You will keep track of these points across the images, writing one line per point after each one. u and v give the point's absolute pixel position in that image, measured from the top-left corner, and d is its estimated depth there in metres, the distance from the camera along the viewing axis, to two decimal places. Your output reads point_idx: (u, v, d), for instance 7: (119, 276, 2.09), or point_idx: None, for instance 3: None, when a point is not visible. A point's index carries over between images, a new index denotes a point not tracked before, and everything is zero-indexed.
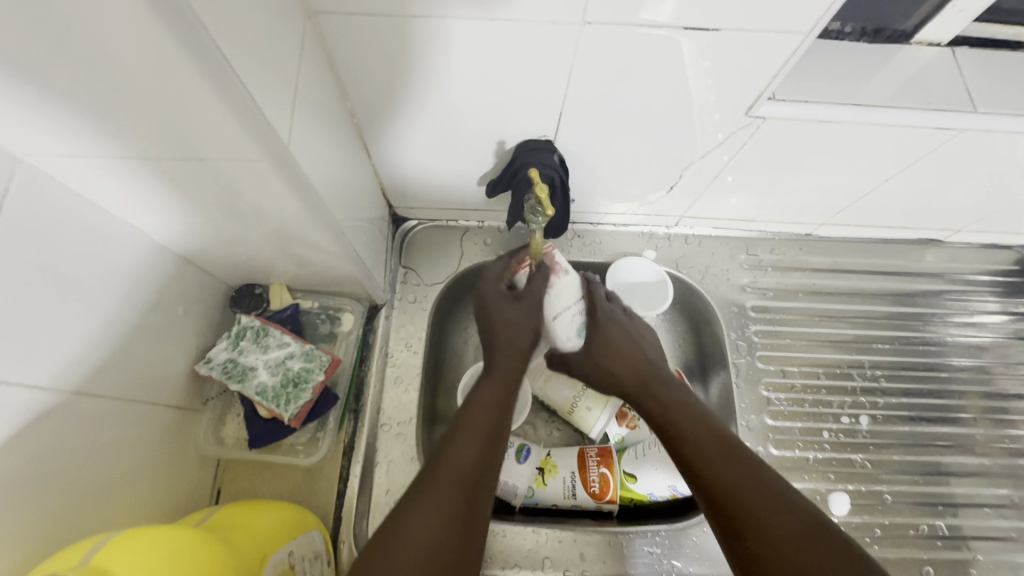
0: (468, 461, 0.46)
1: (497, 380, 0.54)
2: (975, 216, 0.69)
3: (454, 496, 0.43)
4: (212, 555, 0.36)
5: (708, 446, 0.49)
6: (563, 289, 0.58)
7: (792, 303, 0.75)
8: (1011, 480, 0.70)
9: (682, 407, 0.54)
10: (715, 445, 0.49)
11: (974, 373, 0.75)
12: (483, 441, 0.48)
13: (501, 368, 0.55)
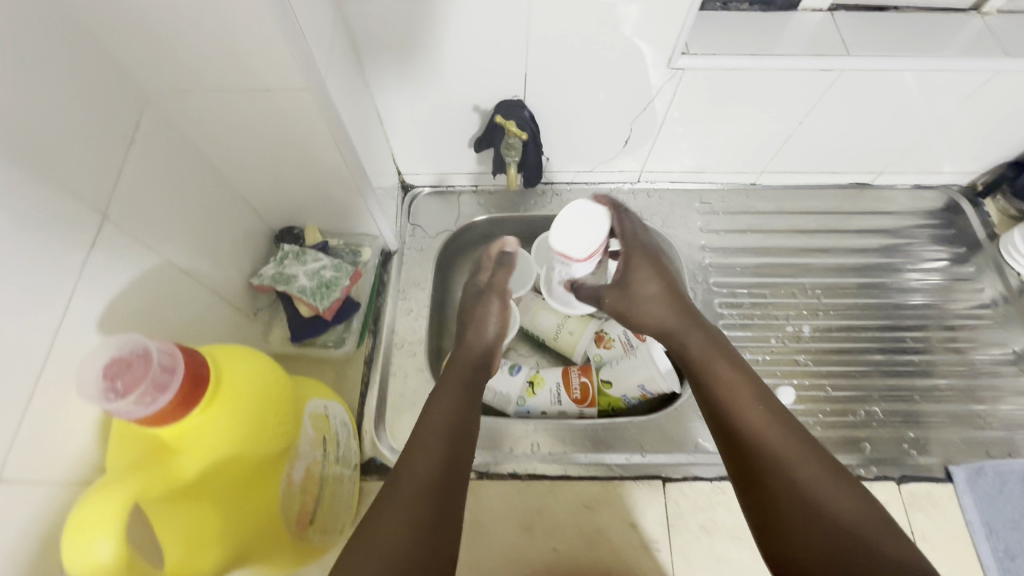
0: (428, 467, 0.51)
1: (451, 391, 0.59)
2: (888, 154, 0.83)
3: (419, 501, 0.48)
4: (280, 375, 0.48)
5: (769, 425, 0.54)
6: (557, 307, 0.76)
7: (744, 239, 0.87)
8: (948, 376, 0.78)
9: (739, 389, 0.57)
10: (790, 444, 0.53)
11: (910, 289, 0.85)
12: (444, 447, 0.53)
13: (453, 380, 0.61)
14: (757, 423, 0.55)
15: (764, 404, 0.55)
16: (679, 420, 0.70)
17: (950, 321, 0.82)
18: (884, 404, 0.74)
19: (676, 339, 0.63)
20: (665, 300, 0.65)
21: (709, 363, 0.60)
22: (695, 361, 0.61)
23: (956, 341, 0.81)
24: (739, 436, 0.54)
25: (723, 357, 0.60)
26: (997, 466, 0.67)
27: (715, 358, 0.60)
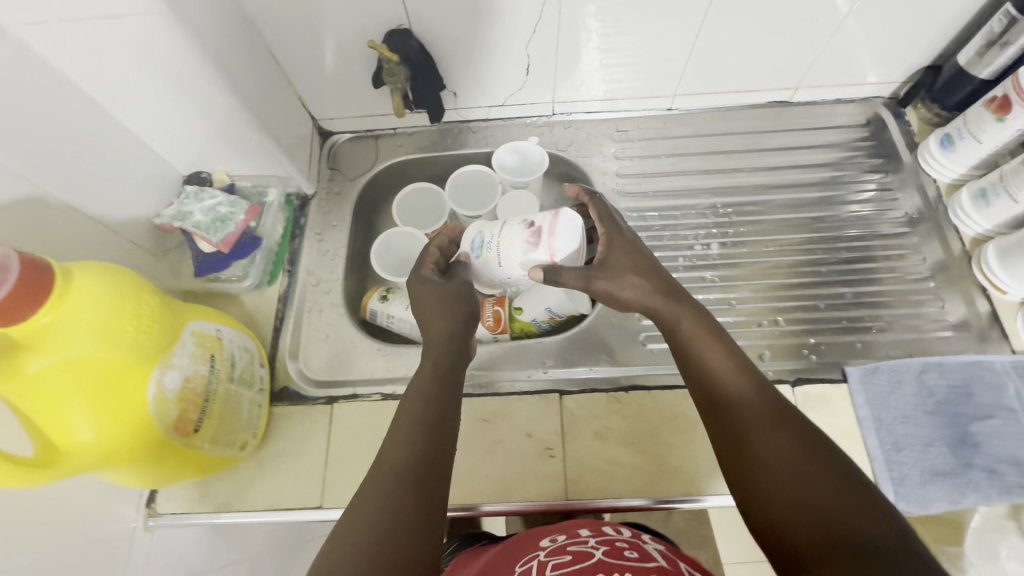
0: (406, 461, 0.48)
1: (419, 383, 0.56)
2: (799, 66, 0.81)
3: (400, 495, 0.46)
4: (145, 309, 0.50)
5: (753, 404, 0.48)
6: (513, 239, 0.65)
7: (659, 164, 0.87)
8: (858, 285, 0.78)
9: (717, 364, 0.52)
10: (773, 418, 0.47)
11: (826, 203, 0.84)
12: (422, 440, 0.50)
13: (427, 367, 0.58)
14: (738, 400, 0.49)
15: (751, 385, 0.50)
16: (582, 340, 0.73)
17: (864, 233, 0.82)
18: (787, 315, 0.76)
19: (663, 318, 0.57)
20: (645, 279, 0.59)
21: (690, 343, 0.54)
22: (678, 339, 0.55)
23: (869, 250, 0.80)
24: (716, 423, 0.50)
25: (702, 328, 0.54)
26: (892, 364, 0.68)
27: (697, 334, 0.54)
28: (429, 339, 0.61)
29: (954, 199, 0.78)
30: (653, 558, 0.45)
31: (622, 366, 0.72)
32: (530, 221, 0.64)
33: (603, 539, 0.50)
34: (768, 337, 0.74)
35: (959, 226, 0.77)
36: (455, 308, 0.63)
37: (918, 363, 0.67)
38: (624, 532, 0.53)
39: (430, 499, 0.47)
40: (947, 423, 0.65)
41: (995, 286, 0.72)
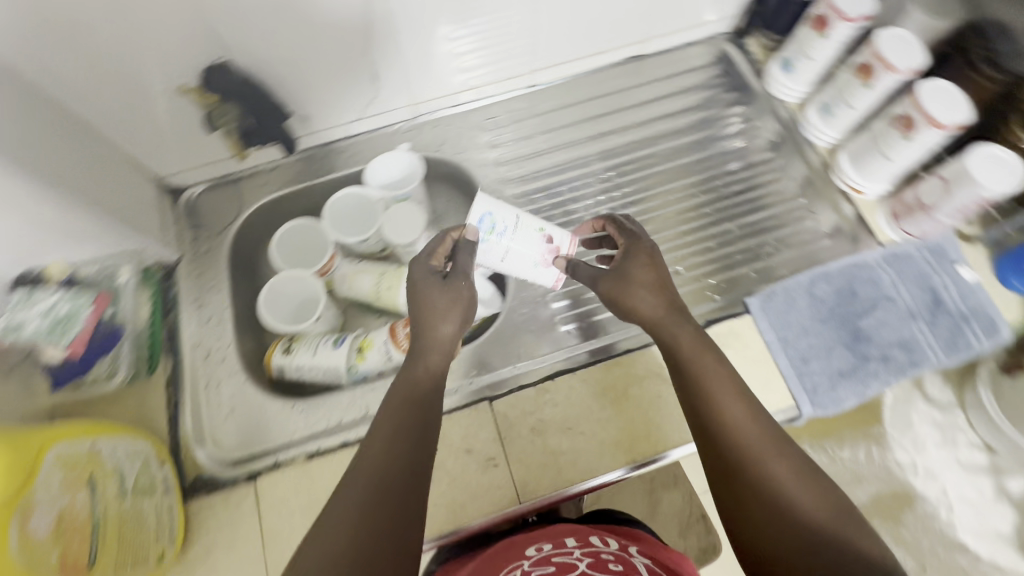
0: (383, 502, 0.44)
1: (400, 406, 0.51)
2: (638, 20, 0.83)
3: (370, 543, 0.42)
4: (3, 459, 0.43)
5: (751, 429, 0.48)
6: (530, 246, 0.65)
7: (535, 143, 0.86)
8: (742, 217, 0.82)
9: (721, 381, 0.51)
10: (771, 445, 0.48)
11: (697, 145, 0.87)
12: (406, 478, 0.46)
13: (401, 390, 0.52)
14: (737, 421, 0.49)
15: (751, 412, 0.49)
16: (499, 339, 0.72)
17: (739, 166, 0.85)
18: (686, 262, 0.78)
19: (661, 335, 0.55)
20: (654, 293, 0.56)
21: (695, 362, 0.52)
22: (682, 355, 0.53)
23: (745, 180, 0.84)
24: (729, 445, 0.48)
25: (708, 353, 0.53)
26: (784, 285, 0.72)
27: (703, 355, 0.53)
28: (412, 363, 0.54)
29: (803, 116, 0.82)
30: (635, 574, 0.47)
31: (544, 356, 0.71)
32: (548, 235, 0.66)
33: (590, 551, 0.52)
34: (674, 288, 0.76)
35: (812, 140, 0.82)
36: (462, 305, 0.57)
37: (805, 278, 0.72)
38: (612, 544, 0.54)
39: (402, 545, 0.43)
40: (839, 325, 0.70)
41: (853, 188, 0.77)
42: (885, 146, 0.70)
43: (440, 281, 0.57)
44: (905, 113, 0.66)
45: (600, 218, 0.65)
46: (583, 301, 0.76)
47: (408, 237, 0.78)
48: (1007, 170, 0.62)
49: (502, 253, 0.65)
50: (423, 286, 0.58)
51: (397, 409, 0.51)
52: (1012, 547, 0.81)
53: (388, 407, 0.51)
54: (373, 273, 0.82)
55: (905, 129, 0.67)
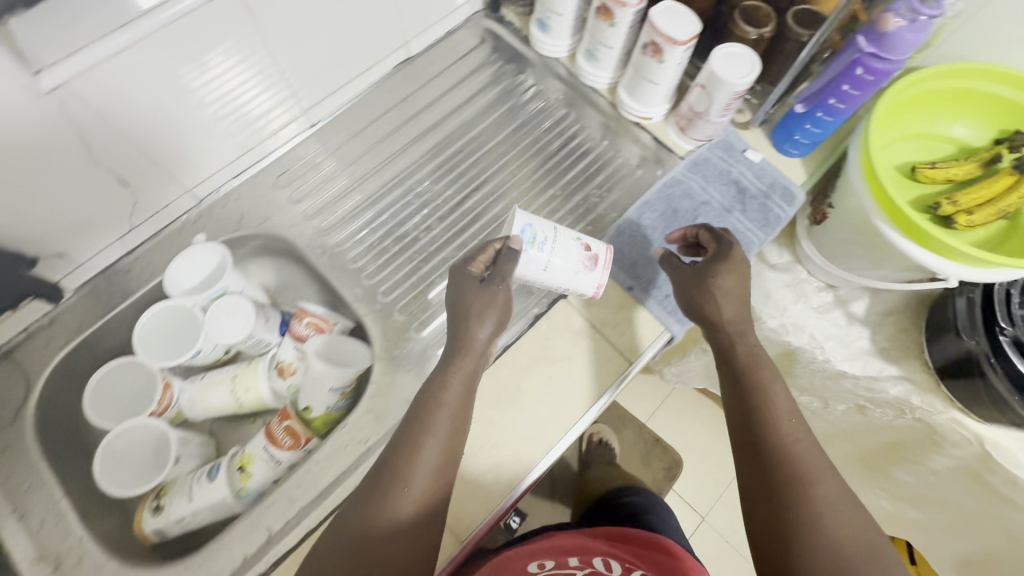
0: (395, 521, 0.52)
1: (437, 429, 0.56)
2: (390, 25, 0.80)
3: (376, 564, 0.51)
4: None
5: (816, 457, 0.56)
6: (568, 256, 0.67)
7: (342, 183, 0.82)
8: (560, 179, 0.84)
9: (782, 405, 0.60)
10: (825, 467, 0.56)
11: (494, 127, 0.88)
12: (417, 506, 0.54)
13: (446, 408, 0.58)
14: (801, 447, 0.57)
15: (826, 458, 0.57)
16: (380, 395, 0.69)
17: (538, 133, 0.87)
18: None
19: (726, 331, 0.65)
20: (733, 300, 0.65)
21: (757, 380, 0.62)
22: (745, 374, 0.62)
23: (548, 145, 0.87)
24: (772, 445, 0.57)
25: (790, 403, 0.60)
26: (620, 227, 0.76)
27: (775, 390, 0.61)
28: (450, 392, 0.59)
29: (577, 67, 0.85)
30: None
31: None
32: (587, 245, 0.69)
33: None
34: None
35: (592, 86, 0.85)
36: (498, 307, 0.63)
37: (633, 214, 0.76)
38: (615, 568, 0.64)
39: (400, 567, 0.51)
40: (675, 243, 0.75)
41: (642, 117, 0.81)
42: (648, 73, 0.75)
43: (478, 284, 0.63)
44: (650, 40, 0.71)
45: (691, 227, 0.70)
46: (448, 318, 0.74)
47: (238, 332, 0.69)
48: (746, 63, 0.69)
49: (556, 258, 0.67)
50: (463, 292, 0.64)
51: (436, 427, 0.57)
52: (875, 356, 0.95)
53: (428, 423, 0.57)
54: (223, 382, 0.73)
55: (656, 54, 0.71)
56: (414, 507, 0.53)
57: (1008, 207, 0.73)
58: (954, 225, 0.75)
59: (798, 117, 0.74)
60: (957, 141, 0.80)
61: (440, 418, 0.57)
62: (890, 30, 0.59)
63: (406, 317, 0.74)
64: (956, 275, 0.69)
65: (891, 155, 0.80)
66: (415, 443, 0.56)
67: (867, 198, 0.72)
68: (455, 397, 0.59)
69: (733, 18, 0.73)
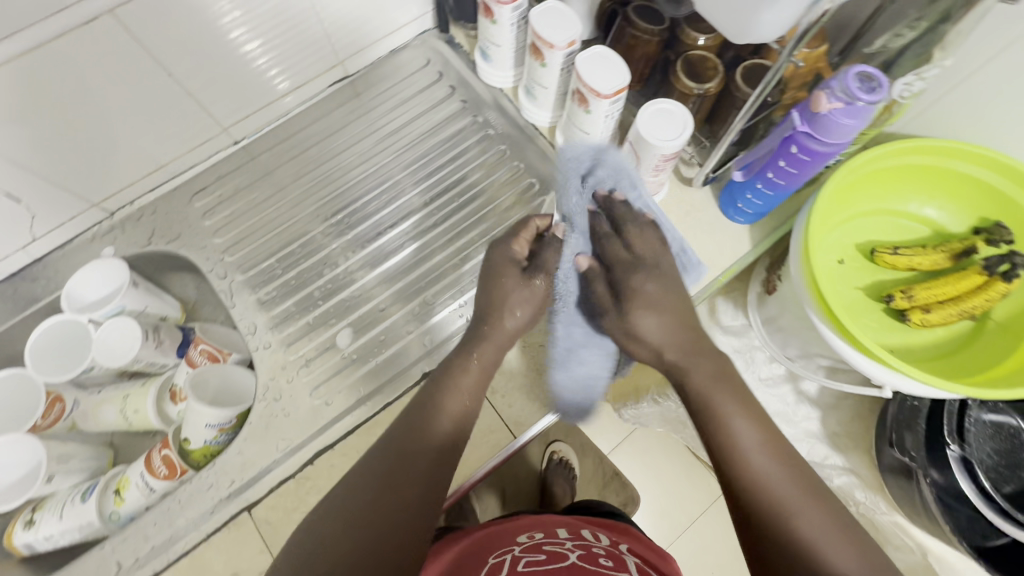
0: (397, 465, 0.51)
1: (459, 397, 0.57)
2: (319, 45, 0.75)
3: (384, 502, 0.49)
4: None
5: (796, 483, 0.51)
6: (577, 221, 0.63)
7: (260, 206, 0.80)
8: (484, 222, 0.79)
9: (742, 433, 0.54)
10: (802, 485, 0.51)
11: (425, 158, 0.83)
12: (435, 466, 0.52)
13: (467, 385, 0.58)
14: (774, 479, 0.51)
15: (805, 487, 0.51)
16: (250, 438, 0.66)
17: (469, 169, 0.82)
18: (439, 286, 0.75)
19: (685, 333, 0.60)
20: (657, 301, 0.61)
21: (718, 413, 0.55)
22: (696, 402, 0.57)
23: (477, 182, 0.81)
24: (750, 483, 0.51)
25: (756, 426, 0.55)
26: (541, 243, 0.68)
27: (733, 414, 0.55)
28: (471, 372, 0.59)
29: (518, 102, 0.79)
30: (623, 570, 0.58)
31: (305, 438, 0.66)
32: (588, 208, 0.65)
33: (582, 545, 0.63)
34: (430, 319, 0.73)
35: (533, 124, 0.78)
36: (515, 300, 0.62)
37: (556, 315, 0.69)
38: (603, 540, 0.66)
39: (422, 504, 0.50)
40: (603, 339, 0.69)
41: None
42: (579, 122, 0.68)
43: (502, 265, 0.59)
44: (576, 88, 0.64)
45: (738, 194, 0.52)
46: (337, 362, 0.71)
47: (126, 355, 0.69)
48: (676, 123, 0.62)
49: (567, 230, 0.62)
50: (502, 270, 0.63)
51: (455, 398, 0.58)
52: (822, 441, 0.86)
53: (450, 391, 0.58)
54: (114, 400, 0.73)
55: (582, 104, 0.65)
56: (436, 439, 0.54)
57: (970, 309, 0.64)
58: (908, 321, 0.67)
59: (739, 185, 0.67)
60: (931, 223, 0.70)
61: (456, 397, 0.57)
62: (822, 111, 0.51)
63: (295, 356, 0.71)
64: (891, 384, 0.61)
65: (854, 232, 0.71)
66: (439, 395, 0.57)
67: (803, 288, 0.65)
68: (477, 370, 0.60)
69: (675, 67, 0.66)
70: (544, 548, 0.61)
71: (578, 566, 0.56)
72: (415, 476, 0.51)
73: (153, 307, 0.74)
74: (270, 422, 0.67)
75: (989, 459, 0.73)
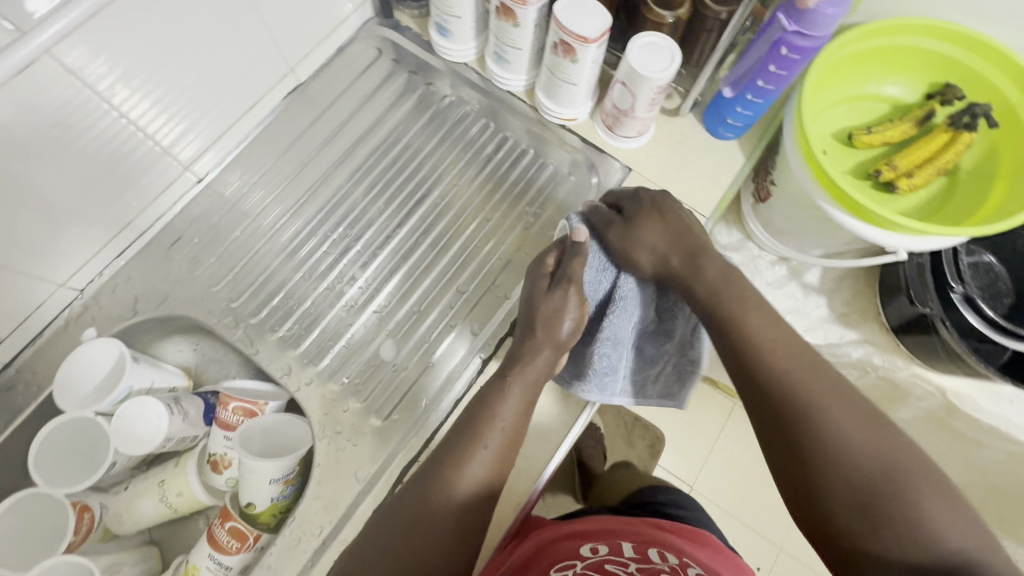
0: (427, 501, 0.53)
1: (505, 435, 0.56)
2: (266, 54, 0.69)
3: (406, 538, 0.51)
4: None
5: (820, 378, 0.52)
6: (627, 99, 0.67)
7: (247, 242, 0.72)
8: (489, 199, 0.77)
9: (750, 342, 0.55)
10: (828, 383, 0.52)
11: (407, 150, 0.79)
12: (468, 505, 0.53)
13: (507, 415, 0.57)
14: (799, 376, 0.52)
15: (823, 381, 0.52)
16: (324, 480, 0.62)
17: (456, 151, 0.79)
18: (465, 274, 0.72)
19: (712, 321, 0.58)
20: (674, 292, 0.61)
21: (729, 314, 0.57)
22: (708, 307, 0.58)
23: (469, 162, 0.79)
24: (783, 393, 0.52)
25: (773, 331, 0.55)
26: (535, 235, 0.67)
27: (747, 321, 0.56)
28: (507, 395, 0.58)
29: (488, 72, 0.77)
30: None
31: (381, 463, 0.63)
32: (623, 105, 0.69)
33: (644, 567, 0.54)
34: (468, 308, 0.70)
35: (508, 91, 0.77)
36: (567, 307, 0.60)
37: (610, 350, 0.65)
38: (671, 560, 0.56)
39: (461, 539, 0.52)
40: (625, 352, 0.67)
41: (567, 118, 0.75)
42: (564, 74, 0.68)
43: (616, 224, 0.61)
44: (559, 39, 0.64)
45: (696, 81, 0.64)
46: (390, 378, 0.67)
47: (153, 438, 0.61)
48: (664, 55, 0.63)
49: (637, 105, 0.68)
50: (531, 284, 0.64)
51: (497, 428, 0.56)
52: (836, 322, 0.93)
53: (494, 421, 0.56)
54: (150, 490, 0.65)
55: (568, 54, 0.65)
56: (455, 510, 0.53)
57: (947, 164, 0.71)
58: (896, 190, 0.73)
59: (728, 101, 0.69)
60: (891, 99, 0.77)
61: (495, 430, 0.56)
62: (809, 6, 0.54)
63: (343, 385, 0.67)
64: (904, 247, 0.67)
65: (828, 123, 0.77)
66: (462, 453, 0.55)
67: (808, 180, 0.69)
68: (512, 413, 0.57)
69: (644, 0, 0.67)
70: (607, 573, 0.52)
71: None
72: (436, 533, 0.51)
73: (160, 379, 0.67)
74: (340, 457, 0.63)
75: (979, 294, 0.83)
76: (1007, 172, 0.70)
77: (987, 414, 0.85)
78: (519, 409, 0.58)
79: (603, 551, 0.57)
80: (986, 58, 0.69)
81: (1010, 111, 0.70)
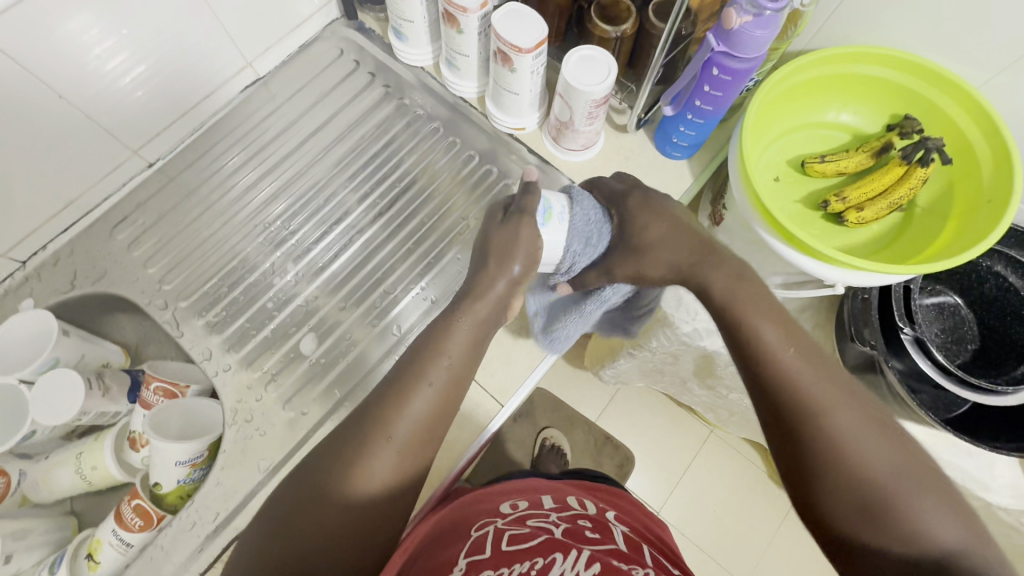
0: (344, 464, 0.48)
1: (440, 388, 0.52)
2: (224, 49, 0.72)
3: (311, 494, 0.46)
4: None
5: (828, 388, 0.47)
6: (560, 110, 0.68)
7: (191, 228, 0.75)
8: (429, 203, 0.78)
9: (756, 337, 0.50)
10: (829, 392, 0.47)
11: (356, 149, 0.80)
12: (385, 473, 0.48)
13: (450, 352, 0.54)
14: (806, 388, 0.47)
15: (822, 381, 0.48)
16: (227, 466, 0.63)
17: (403, 153, 0.80)
18: (394, 274, 0.74)
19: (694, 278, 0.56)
20: (661, 240, 0.59)
21: (746, 314, 0.52)
22: (724, 310, 0.53)
23: (414, 165, 0.80)
24: (790, 396, 0.47)
25: (774, 325, 0.51)
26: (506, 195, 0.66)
27: (756, 317, 0.51)
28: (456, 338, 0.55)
29: (442, 77, 0.78)
30: (611, 541, 0.50)
31: (286, 453, 0.64)
32: (558, 117, 0.70)
33: (567, 516, 0.54)
34: (394, 307, 0.72)
35: (461, 98, 0.78)
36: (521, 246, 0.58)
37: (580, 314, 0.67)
38: (590, 507, 0.58)
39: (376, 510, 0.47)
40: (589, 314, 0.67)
41: (515, 127, 0.74)
42: (505, 83, 0.68)
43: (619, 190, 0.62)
44: (497, 48, 0.64)
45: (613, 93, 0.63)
46: (305, 372, 0.68)
47: (69, 409, 0.63)
48: (600, 69, 0.62)
49: (565, 120, 0.68)
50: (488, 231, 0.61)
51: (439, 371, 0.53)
52: None
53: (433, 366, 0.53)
54: (67, 461, 0.67)
55: (506, 63, 0.65)
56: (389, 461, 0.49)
57: (899, 201, 0.67)
58: (846, 222, 0.71)
59: (671, 120, 0.68)
60: (849, 128, 0.75)
61: (436, 368, 0.53)
62: (734, 27, 0.53)
63: (260, 373, 0.68)
64: (842, 279, 0.65)
65: (783, 148, 0.75)
66: (399, 392, 0.51)
67: (748, 206, 0.67)
68: (459, 348, 0.55)
69: (590, 15, 0.66)
70: (529, 520, 0.52)
71: (561, 541, 0.48)
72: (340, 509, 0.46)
73: (91, 353, 0.69)
74: (246, 445, 0.64)
75: (938, 338, 0.80)
76: (961, 211, 0.68)
77: (945, 464, 0.81)
78: (465, 347, 0.55)
79: (523, 509, 0.55)
80: (946, 94, 0.67)
81: (966, 148, 0.68)
